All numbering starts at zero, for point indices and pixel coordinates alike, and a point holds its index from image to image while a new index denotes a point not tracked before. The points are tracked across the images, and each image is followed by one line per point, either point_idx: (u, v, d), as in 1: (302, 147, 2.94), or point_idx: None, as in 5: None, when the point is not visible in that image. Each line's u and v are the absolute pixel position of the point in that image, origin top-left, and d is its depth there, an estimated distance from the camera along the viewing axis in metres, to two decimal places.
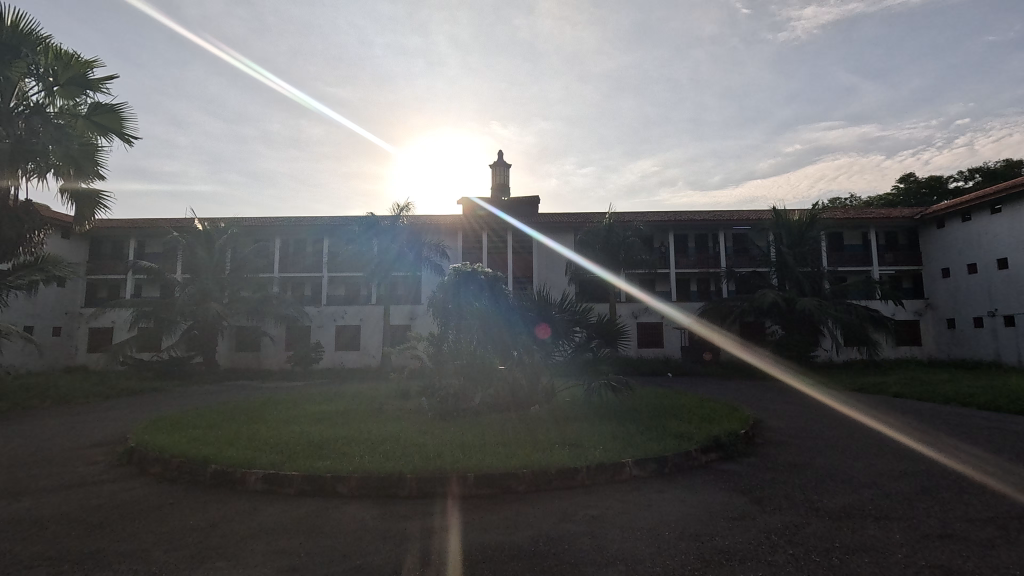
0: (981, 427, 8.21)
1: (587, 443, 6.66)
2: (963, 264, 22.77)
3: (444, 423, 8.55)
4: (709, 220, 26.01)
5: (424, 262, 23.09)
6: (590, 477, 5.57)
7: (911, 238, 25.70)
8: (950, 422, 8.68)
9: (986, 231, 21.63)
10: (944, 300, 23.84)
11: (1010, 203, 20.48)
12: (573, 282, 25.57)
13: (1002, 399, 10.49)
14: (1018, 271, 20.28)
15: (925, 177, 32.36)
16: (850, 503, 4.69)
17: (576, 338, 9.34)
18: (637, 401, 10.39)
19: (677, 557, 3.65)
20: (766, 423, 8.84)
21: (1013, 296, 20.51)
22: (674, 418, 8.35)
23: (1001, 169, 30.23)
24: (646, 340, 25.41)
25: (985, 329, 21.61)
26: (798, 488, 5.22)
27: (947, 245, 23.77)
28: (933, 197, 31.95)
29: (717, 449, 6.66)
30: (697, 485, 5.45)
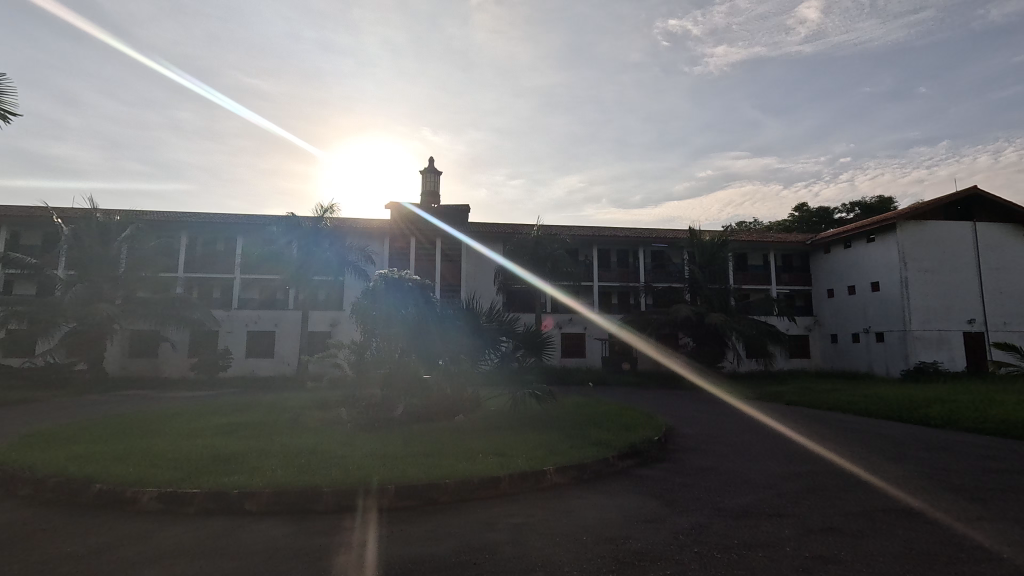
0: (855, 430, 9.25)
1: (512, 452, 6.75)
2: (845, 286, 25.65)
3: (366, 433, 8.24)
4: (631, 236, 27.38)
5: (349, 266, 22.25)
6: (512, 486, 5.64)
7: (803, 260, 28.55)
8: (832, 426, 9.69)
9: (863, 257, 24.56)
10: (828, 317, 26.68)
11: (882, 234, 23.42)
12: (501, 292, 25.86)
13: (874, 406, 11.89)
14: (887, 293, 23.12)
15: (815, 207, 36.22)
16: (748, 503, 5.12)
17: (502, 348, 9.42)
18: (560, 410, 10.63)
19: (593, 561, 3.80)
20: (677, 429, 9.38)
21: (882, 316, 23.38)
22: (594, 426, 8.66)
23: (876, 204, 34.43)
24: (569, 349, 26.20)
25: (861, 343, 24.43)
26: (703, 491, 5.61)
27: (831, 269, 26.68)
28: (821, 225, 35.84)
29: (633, 455, 7.00)
30: (614, 491, 5.69)
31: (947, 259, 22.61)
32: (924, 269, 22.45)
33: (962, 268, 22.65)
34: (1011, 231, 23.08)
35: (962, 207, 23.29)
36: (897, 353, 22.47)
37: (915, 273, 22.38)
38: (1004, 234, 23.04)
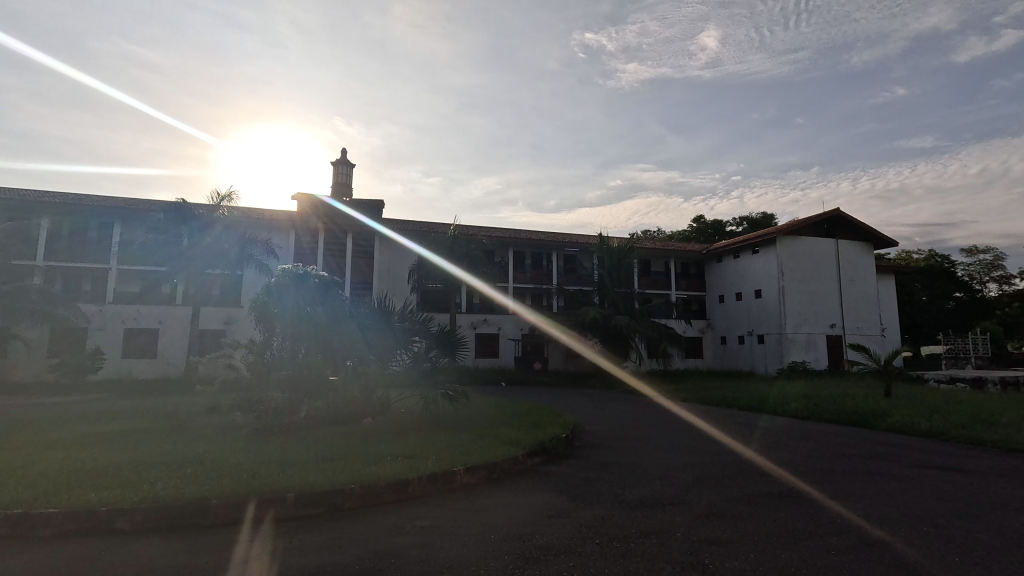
0: (738, 423, 10.21)
1: (421, 454, 6.64)
2: (733, 293, 28.23)
3: (262, 439, 7.69)
4: (545, 240, 28.09)
5: (248, 260, 20.64)
6: (422, 488, 5.56)
7: (699, 268, 31.03)
8: (719, 420, 10.63)
9: (749, 267, 27.19)
10: (719, 321, 29.23)
11: (764, 247, 26.09)
12: (414, 291, 25.36)
13: (755, 401, 13.20)
14: (768, 300, 25.79)
15: (710, 220, 39.52)
16: (645, 494, 5.46)
17: (414, 348, 9.19)
18: (472, 410, 10.62)
19: (500, 558, 3.86)
20: (583, 427, 9.78)
21: (763, 320, 26.05)
22: (506, 425, 8.76)
23: (760, 220, 38.31)
24: (483, 350, 26.34)
25: (745, 345, 27.02)
26: (606, 484, 5.91)
27: (722, 277, 29.25)
28: (714, 237, 39.18)
29: (542, 453, 7.20)
30: (522, 489, 5.81)
31: (815, 271, 25.70)
32: (797, 279, 25.34)
33: (826, 279, 25.86)
34: (864, 248, 26.76)
35: (828, 226, 26.60)
36: (773, 353, 25.15)
37: (790, 282, 25.19)
38: (859, 250, 26.66)
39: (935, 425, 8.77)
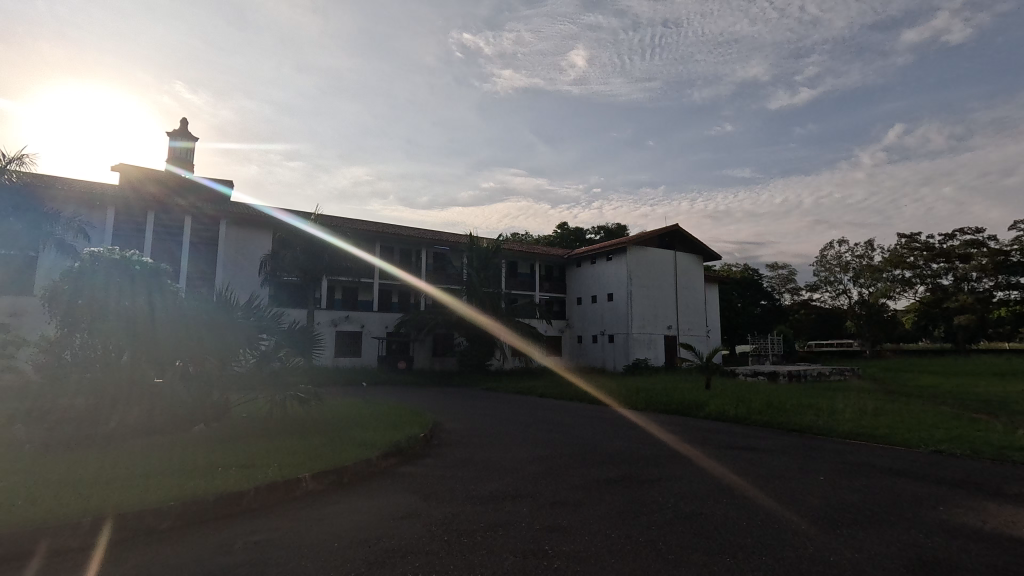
0: (587, 415, 11.02)
1: (261, 462, 6.08)
2: (589, 295, 30.49)
3: (54, 456, 6.39)
4: (414, 236, 27.53)
5: (46, 241, 17.03)
6: (259, 500, 5.08)
7: (561, 272, 33.00)
8: (571, 413, 11.37)
9: (604, 272, 29.57)
10: (576, 322, 31.37)
11: (617, 254, 28.60)
12: (266, 284, 23.15)
13: (602, 395, 14.39)
14: (618, 303, 28.34)
15: (572, 227, 42.25)
16: (496, 488, 5.62)
17: (260, 347, 8.32)
18: (325, 413, 10.00)
19: (341, 567, 3.67)
20: (442, 425, 9.79)
21: (613, 321, 28.54)
22: (361, 428, 8.42)
23: (615, 230, 41.99)
24: (344, 348, 25.00)
25: (598, 344, 29.35)
26: (459, 481, 5.97)
27: (581, 281, 31.45)
28: (575, 243, 41.96)
29: (397, 454, 7.05)
30: (373, 492, 5.62)
31: (658, 278, 28.88)
32: (643, 285, 28.20)
33: (666, 286, 29.20)
34: (695, 260, 30.80)
35: (668, 239, 30.09)
36: (621, 351, 27.67)
37: (637, 287, 27.99)
38: (691, 262, 30.61)
39: (740, 412, 10.36)
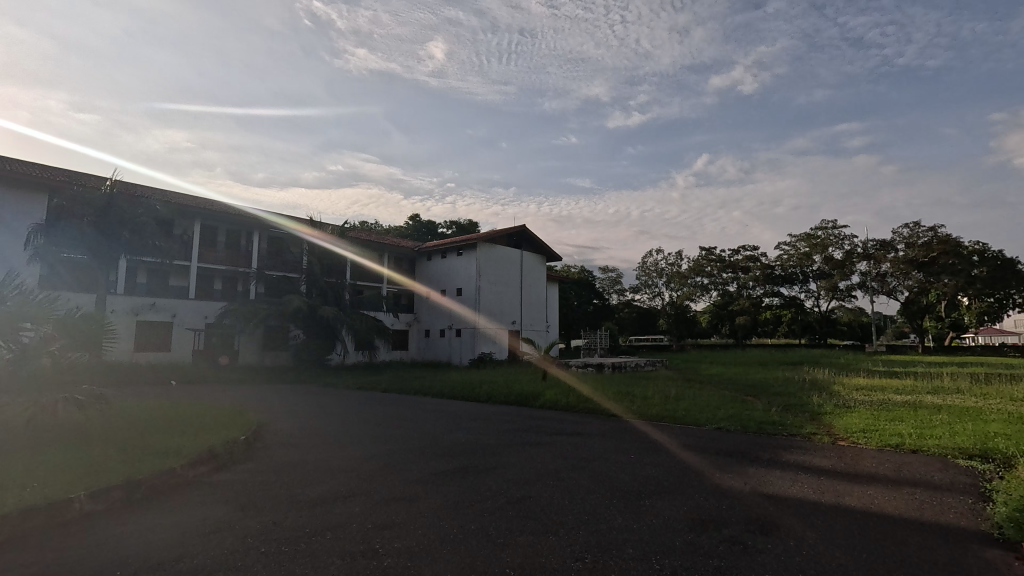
0: (430, 408, 10.93)
1: (13, 483, 4.84)
2: (438, 290, 30.37)
3: None
4: (244, 216, 24.41)
5: None
6: (7, 531, 4.06)
7: (410, 264, 32.35)
8: (413, 407, 11.17)
9: (454, 267, 29.64)
10: (424, 315, 31.08)
11: (467, 250, 28.89)
12: (36, 261, 18.55)
13: (447, 388, 14.49)
14: (466, 298, 28.77)
15: (425, 220, 41.70)
16: (327, 489, 5.25)
17: (21, 339, 6.49)
18: (116, 417, 8.37)
19: None
20: (268, 426, 8.89)
21: (460, 316, 28.79)
22: (163, 433, 7.24)
23: (466, 226, 42.53)
24: (147, 342, 21.27)
25: (445, 338, 29.41)
26: (283, 486, 5.45)
27: (430, 274, 31.17)
28: (427, 236, 41.48)
29: (209, 461, 6.20)
30: (173, 506, 4.84)
31: (505, 275, 30.00)
32: (490, 281, 28.93)
33: (512, 283, 30.47)
34: (539, 260, 32.73)
35: (516, 238, 31.44)
36: (467, 345, 28.08)
37: (485, 283, 28.73)
38: (535, 261, 32.46)
39: (571, 401, 11.24)
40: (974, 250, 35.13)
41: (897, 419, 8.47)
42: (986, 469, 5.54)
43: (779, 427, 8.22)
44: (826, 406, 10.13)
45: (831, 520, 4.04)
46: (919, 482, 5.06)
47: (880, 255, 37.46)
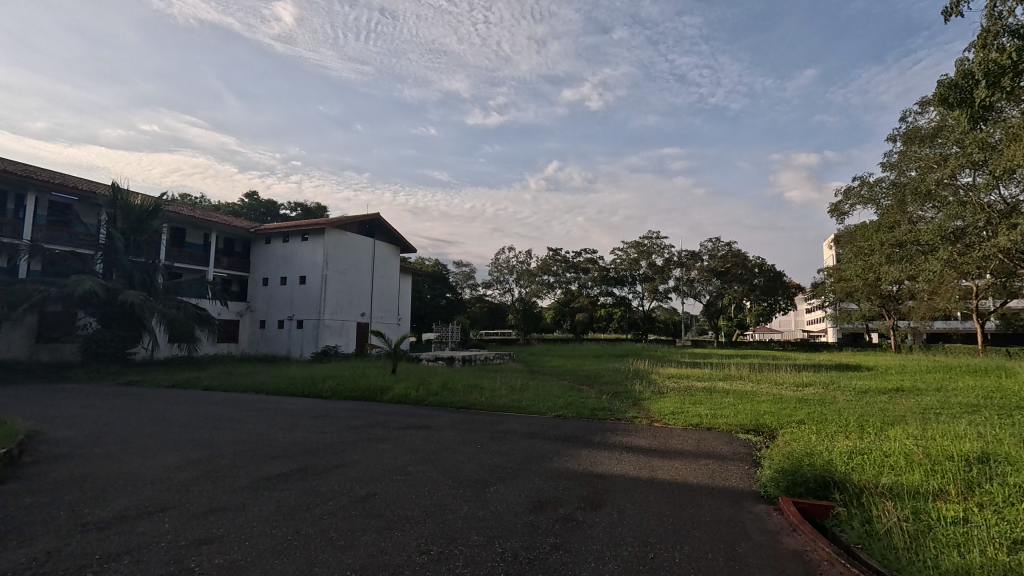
0: (263, 407, 9.87)
1: None
2: (278, 277, 27.59)
3: None
4: (14, 173, 19.28)
5: None
6: None
7: (245, 247, 28.89)
8: (242, 406, 9.97)
9: (296, 253, 27.11)
10: (259, 304, 28.04)
11: (313, 235, 26.65)
12: None
13: (285, 384, 13.28)
14: (310, 286, 26.36)
15: (264, 198, 37.57)
16: (125, 506, 4.41)
17: None
18: None
19: None
20: (42, 435, 7.17)
21: (302, 306, 26.50)
22: None
23: (313, 209, 39.33)
24: None
25: (284, 330, 26.89)
26: (64, 506, 4.44)
27: (268, 260, 28.14)
28: (266, 217, 37.44)
29: None
30: None
31: (355, 264, 28.43)
32: (339, 269, 27.13)
33: (362, 273, 29.04)
34: (393, 251, 31.77)
35: (369, 226, 30.18)
36: (309, 338, 25.92)
37: (333, 272, 26.64)
38: (388, 251, 31.47)
39: (420, 394, 11.13)
40: (755, 263, 43.26)
41: (698, 402, 10.03)
42: (757, 441, 6.86)
43: (608, 412, 9.16)
44: (646, 393, 11.59)
45: (649, 493, 4.61)
46: (711, 454, 6.07)
47: (691, 263, 44.02)
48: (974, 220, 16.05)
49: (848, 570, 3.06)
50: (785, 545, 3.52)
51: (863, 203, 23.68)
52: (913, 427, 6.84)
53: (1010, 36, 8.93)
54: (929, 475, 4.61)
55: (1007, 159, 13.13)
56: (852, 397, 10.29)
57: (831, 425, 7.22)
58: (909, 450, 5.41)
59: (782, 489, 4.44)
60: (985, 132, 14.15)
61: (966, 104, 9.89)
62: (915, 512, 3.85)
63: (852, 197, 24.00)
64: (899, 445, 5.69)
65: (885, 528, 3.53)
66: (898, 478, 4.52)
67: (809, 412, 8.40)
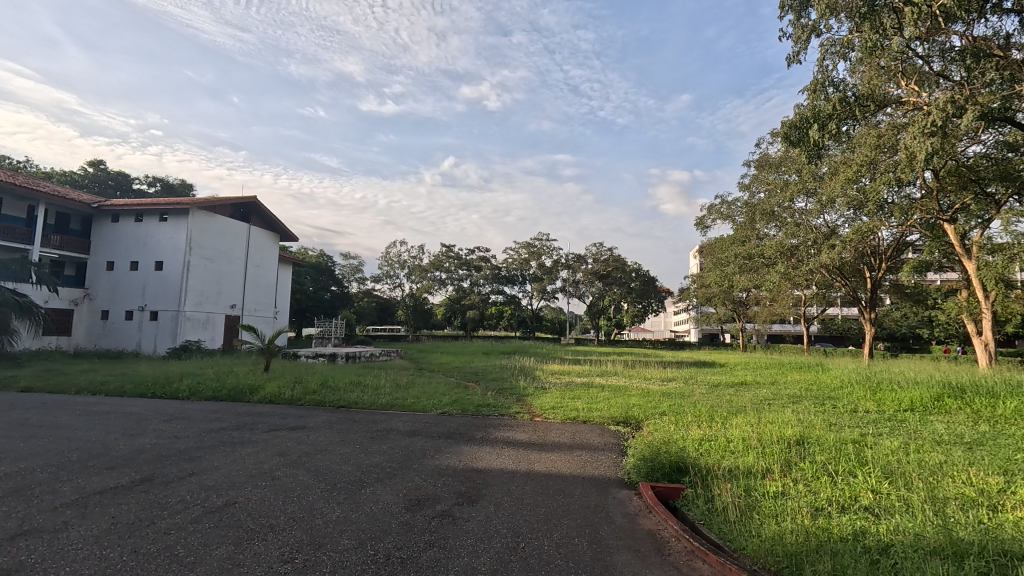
0: (100, 411, 8.51)
1: None
2: (127, 261, 24.01)
3: None
4: None
5: None
6: None
7: (84, 225, 24.71)
8: (70, 411, 8.48)
9: (152, 235, 23.75)
10: (102, 292, 24.23)
11: (173, 215, 23.54)
12: None
13: (132, 383, 11.61)
14: (168, 273, 23.29)
15: (113, 170, 32.47)
16: None
17: None
18: None
19: None
20: None
21: (158, 295, 23.35)
22: None
23: (177, 186, 34.83)
24: None
25: (134, 321, 23.53)
26: None
27: (115, 241, 24.35)
28: (115, 191, 32.40)
29: None
30: None
31: (225, 250, 25.73)
32: (205, 255, 24.30)
33: (234, 261, 26.40)
34: (271, 237, 29.35)
35: (243, 210, 27.60)
36: (166, 331, 22.95)
37: (197, 258, 23.78)
38: (265, 239, 28.99)
39: (295, 394, 10.39)
40: (633, 268, 46.81)
41: (576, 397, 10.63)
42: (625, 431, 7.45)
43: (492, 409, 9.33)
44: (529, 389, 12.04)
45: (524, 486, 4.78)
46: (584, 446, 6.48)
47: (577, 266, 46.37)
48: (805, 239, 18.92)
49: (690, 544, 3.45)
50: (642, 526, 3.87)
51: (722, 219, 26.77)
52: (750, 415, 7.90)
53: (835, 87, 10.70)
54: (760, 457, 5.37)
55: (829, 190, 15.70)
56: (705, 391, 11.57)
57: (687, 416, 8.04)
58: (746, 436, 6.23)
59: (642, 474, 4.89)
60: (816, 166, 16.86)
61: (802, 141, 11.65)
62: (747, 489, 4.46)
63: (713, 213, 27.06)
64: (739, 431, 6.54)
65: (723, 504, 4.05)
66: (736, 460, 5.20)
67: (670, 405, 9.30)
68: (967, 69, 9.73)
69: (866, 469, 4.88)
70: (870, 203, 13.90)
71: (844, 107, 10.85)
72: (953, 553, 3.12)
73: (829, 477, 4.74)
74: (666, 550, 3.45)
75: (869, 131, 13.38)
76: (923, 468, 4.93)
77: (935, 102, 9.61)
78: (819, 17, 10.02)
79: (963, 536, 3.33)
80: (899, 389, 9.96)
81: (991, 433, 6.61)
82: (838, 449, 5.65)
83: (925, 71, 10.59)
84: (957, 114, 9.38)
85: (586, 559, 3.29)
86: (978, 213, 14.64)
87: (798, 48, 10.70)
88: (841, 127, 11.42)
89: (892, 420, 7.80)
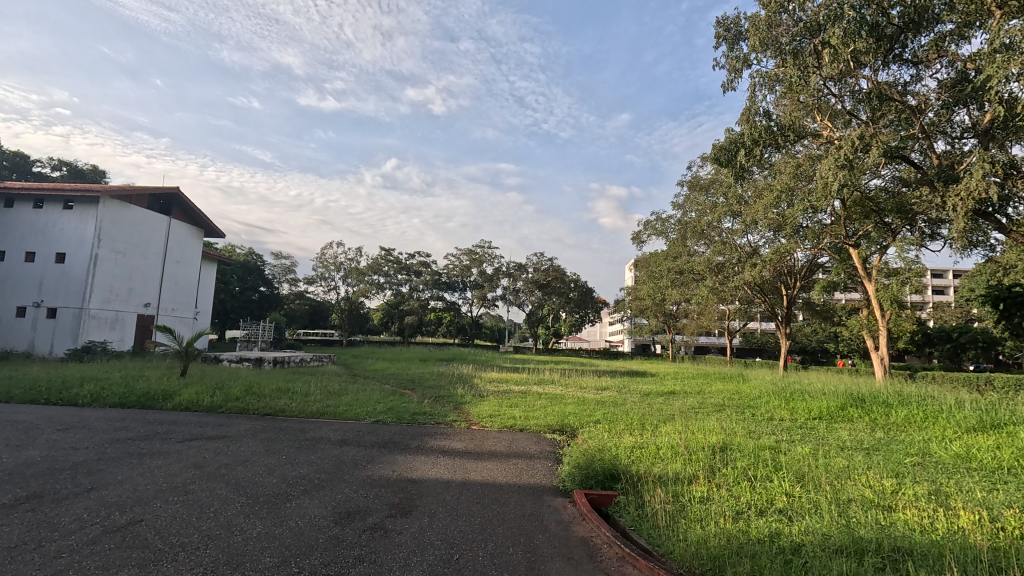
0: None
1: None
2: (22, 251, 21.52)
3: None
4: None
5: None
6: None
7: None
8: None
9: (54, 223, 21.45)
10: None
11: (81, 203, 21.40)
12: None
13: (22, 387, 10.35)
14: (71, 266, 21.12)
15: (8, 149, 29.06)
16: None
17: None
18: None
19: None
20: None
21: (58, 290, 21.11)
22: None
23: (86, 172, 31.78)
24: None
25: (27, 319, 21.09)
26: None
27: (9, 228, 21.78)
28: (10, 173, 29.00)
29: None
30: None
31: (141, 243, 23.70)
32: (116, 248, 22.25)
33: (150, 255, 24.37)
34: (193, 231, 27.43)
35: (163, 201, 25.63)
36: (65, 331, 20.75)
37: (107, 251, 21.73)
38: (187, 234, 27.01)
39: (215, 401, 9.68)
40: (572, 279, 47.81)
41: (514, 405, 10.65)
42: (561, 439, 7.55)
43: (427, 417, 9.15)
44: (466, 397, 11.91)
45: (458, 496, 4.70)
46: (520, 454, 6.51)
47: (517, 274, 46.68)
48: (730, 257, 20.16)
49: (622, 550, 3.53)
50: (575, 533, 3.92)
51: (657, 234, 27.99)
52: (679, 423, 8.27)
53: (762, 116, 11.54)
54: (687, 464, 5.60)
55: (753, 213, 16.83)
56: (637, 400, 11.99)
57: (619, 424, 8.30)
58: (675, 443, 6.51)
59: (576, 482, 4.95)
60: (741, 189, 18.08)
61: (731, 164, 12.46)
62: (674, 494, 4.64)
63: (648, 228, 28.24)
64: (668, 439, 6.81)
65: (652, 511, 4.18)
66: (666, 467, 5.40)
67: (604, 413, 9.56)
68: (872, 110, 10.79)
69: (781, 474, 5.23)
70: (788, 226, 15.03)
71: (768, 135, 11.74)
72: (855, 550, 3.41)
73: (748, 482, 5.04)
74: (598, 556, 3.51)
75: (789, 160, 14.50)
76: (829, 472, 5.36)
77: (846, 137, 10.58)
78: (750, 49, 10.79)
79: (863, 534, 3.65)
80: (809, 399, 10.79)
81: (886, 439, 7.33)
82: (757, 456, 6.02)
83: (837, 109, 11.63)
84: (863, 150, 10.37)
85: (520, 569, 3.30)
86: (877, 240, 16.23)
87: (732, 75, 11.47)
88: (765, 154, 12.31)
89: (803, 427, 8.44)
